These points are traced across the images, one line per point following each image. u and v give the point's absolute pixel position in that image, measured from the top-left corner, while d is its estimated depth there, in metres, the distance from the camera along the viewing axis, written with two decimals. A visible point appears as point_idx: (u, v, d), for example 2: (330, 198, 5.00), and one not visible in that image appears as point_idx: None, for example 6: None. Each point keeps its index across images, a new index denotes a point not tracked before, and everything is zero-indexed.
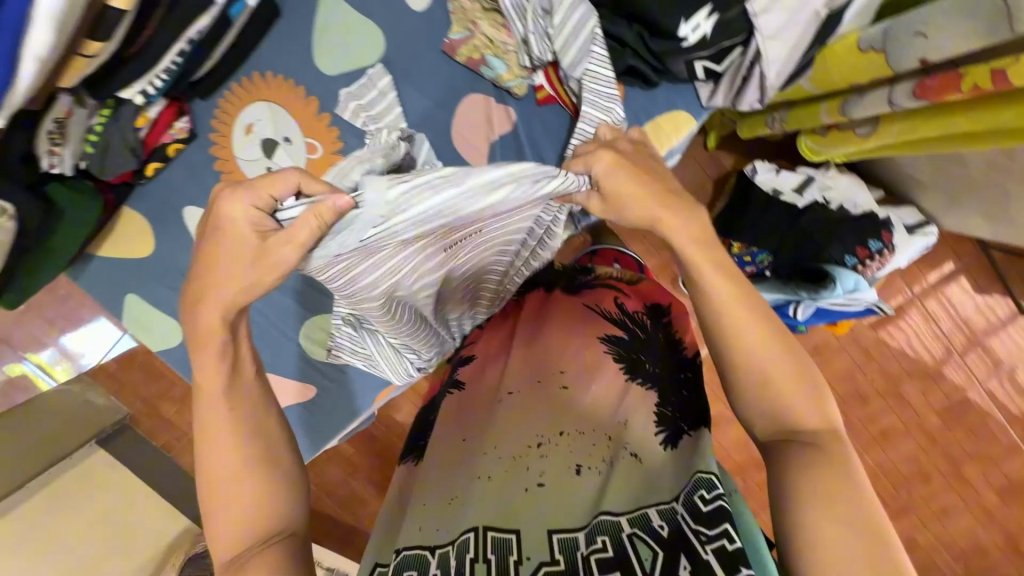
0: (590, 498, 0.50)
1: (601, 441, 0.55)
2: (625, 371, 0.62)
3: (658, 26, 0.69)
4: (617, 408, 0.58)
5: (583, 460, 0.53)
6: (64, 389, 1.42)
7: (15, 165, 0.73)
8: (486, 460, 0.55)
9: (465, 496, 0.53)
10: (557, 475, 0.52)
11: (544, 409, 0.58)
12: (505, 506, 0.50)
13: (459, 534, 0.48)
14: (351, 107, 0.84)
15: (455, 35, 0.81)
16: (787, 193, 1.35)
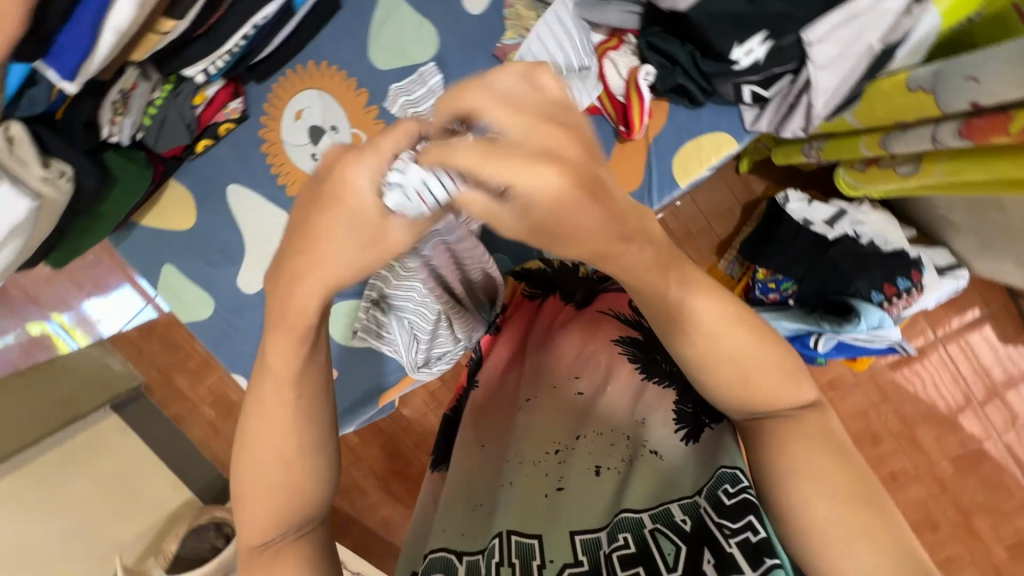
0: (610, 497, 0.51)
1: (620, 441, 0.54)
2: (640, 371, 0.58)
3: (711, 47, 0.70)
4: (633, 410, 0.55)
5: (603, 461, 0.53)
6: (89, 350, 1.47)
7: (77, 130, 0.76)
8: (508, 468, 0.57)
9: (490, 504, 0.56)
10: (577, 478, 0.53)
11: (561, 415, 0.58)
12: (527, 511, 0.52)
13: (488, 542, 0.52)
14: (400, 102, 0.87)
15: (508, 41, 0.83)
16: (817, 224, 1.33)
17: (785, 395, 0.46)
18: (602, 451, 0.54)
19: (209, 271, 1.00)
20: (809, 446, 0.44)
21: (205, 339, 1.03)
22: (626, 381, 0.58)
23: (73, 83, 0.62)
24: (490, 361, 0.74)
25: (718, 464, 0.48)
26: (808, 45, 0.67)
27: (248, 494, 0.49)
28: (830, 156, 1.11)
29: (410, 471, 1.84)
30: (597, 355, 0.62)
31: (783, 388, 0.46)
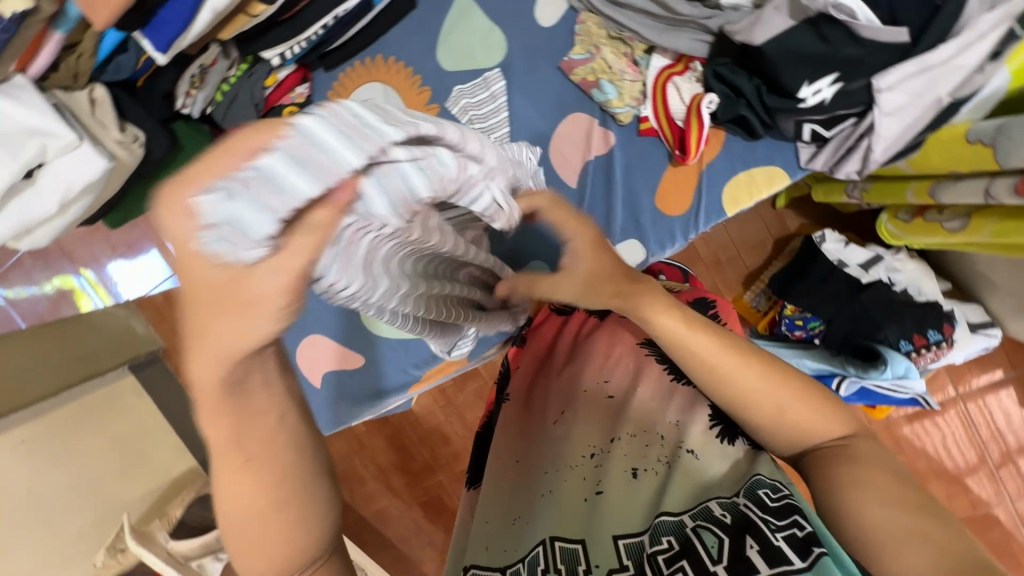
0: (648, 501, 0.53)
1: (656, 442, 0.58)
2: (670, 373, 0.64)
3: (779, 83, 0.72)
4: (663, 411, 0.60)
5: (639, 465, 0.57)
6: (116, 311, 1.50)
7: (153, 98, 0.79)
8: (547, 480, 0.60)
9: (530, 516, 0.58)
10: (614, 481, 0.56)
11: (597, 420, 0.63)
12: (570, 520, 0.54)
13: (530, 550, 0.53)
14: (462, 103, 0.88)
15: (575, 56, 0.85)
16: (852, 267, 1.32)
17: (815, 420, 0.50)
18: (639, 454, 0.58)
19: None
20: (852, 464, 0.47)
21: None
22: (656, 383, 0.63)
23: (165, 55, 0.65)
24: (515, 372, 0.76)
25: (752, 473, 0.52)
26: (878, 92, 0.67)
27: (247, 549, 0.36)
28: (874, 200, 1.10)
29: (411, 465, 1.85)
30: (626, 358, 0.67)
31: (807, 412, 0.51)
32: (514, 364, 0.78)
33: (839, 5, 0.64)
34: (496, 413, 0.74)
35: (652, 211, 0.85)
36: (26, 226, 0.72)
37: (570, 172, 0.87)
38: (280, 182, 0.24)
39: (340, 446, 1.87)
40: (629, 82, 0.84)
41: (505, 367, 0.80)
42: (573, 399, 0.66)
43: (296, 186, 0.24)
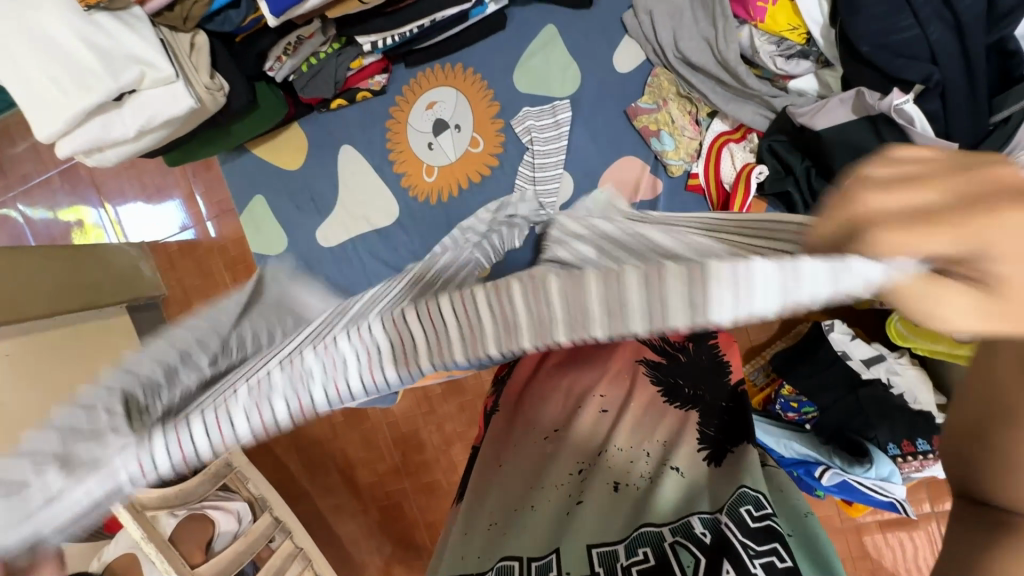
0: (628, 516, 0.56)
1: (641, 457, 0.62)
2: (662, 393, 0.68)
3: (830, 169, 0.75)
4: (651, 431, 0.65)
5: (621, 479, 0.60)
6: (129, 249, 1.53)
7: (248, 56, 0.84)
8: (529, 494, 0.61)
9: (507, 525, 0.59)
10: (597, 495, 0.58)
11: (586, 435, 0.65)
12: (547, 535, 0.55)
13: (498, 561, 0.54)
14: (527, 123, 0.94)
15: (643, 104, 0.89)
16: (854, 360, 1.31)
17: None
18: (621, 470, 0.61)
19: (297, 215, 1.07)
20: None
21: None
22: (649, 399, 0.67)
23: (277, 20, 0.70)
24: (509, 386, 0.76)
25: (736, 484, 0.56)
26: None
27: None
28: None
29: (379, 466, 1.84)
30: (621, 375, 0.70)
31: None
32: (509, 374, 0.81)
33: (900, 110, 0.65)
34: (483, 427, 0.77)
35: None
36: (102, 144, 0.76)
37: None
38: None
39: (319, 429, 1.88)
40: (687, 138, 0.89)
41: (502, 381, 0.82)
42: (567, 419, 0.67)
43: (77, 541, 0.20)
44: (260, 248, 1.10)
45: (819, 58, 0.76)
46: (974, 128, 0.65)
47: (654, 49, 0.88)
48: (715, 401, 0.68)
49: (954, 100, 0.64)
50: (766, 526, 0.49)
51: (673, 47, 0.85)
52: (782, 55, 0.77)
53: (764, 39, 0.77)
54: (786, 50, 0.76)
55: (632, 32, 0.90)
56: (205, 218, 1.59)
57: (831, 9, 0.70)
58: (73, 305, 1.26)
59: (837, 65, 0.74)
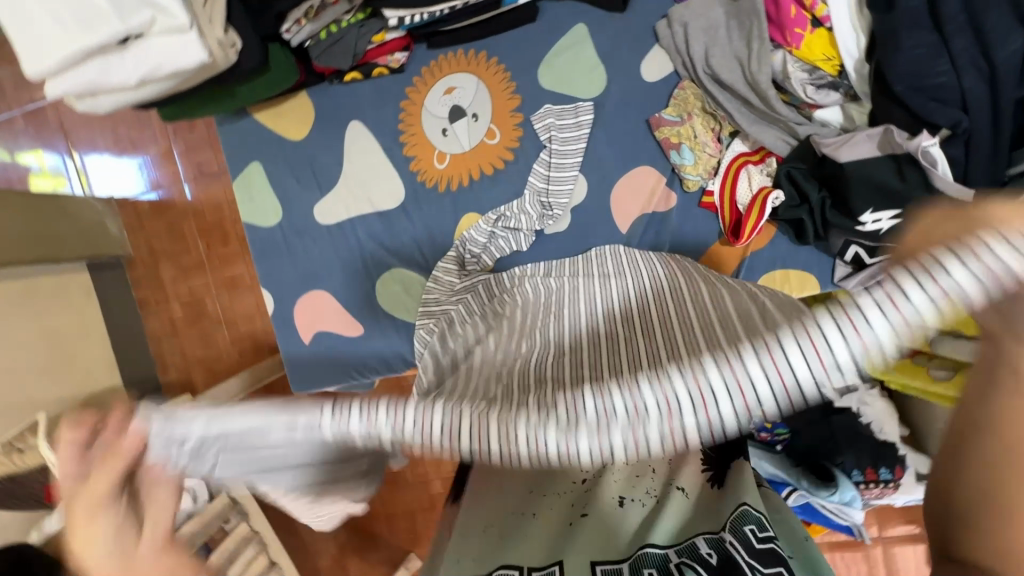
0: (634, 530, 0.54)
1: (647, 473, 0.59)
2: None
3: (845, 202, 0.76)
4: None
5: (626, 493, 0.57)
6: (93, 203, 1.49)
7: (266, 14, 0.80)
8: (530, 501, 0.60)
9: (510, 534, 0.57)
10: (603, 506, 0.56)
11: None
12: (550, 546, 0.54)
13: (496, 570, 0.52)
14: (547, 121, 0.91)
15: (667, 115, 0.88)
16: None
17: None
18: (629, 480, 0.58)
19: (297, 188, 1.02)
20: None
21: (253, 245, 1.04)
22: None
23: None
24: None
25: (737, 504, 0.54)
26: None
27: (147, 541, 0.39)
28: None
29: None
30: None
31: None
32: None
33: (926, 153, 0.67)
34: None
35: None
36: (98, 89, 0.70)
37: (626, 218, 0.92)
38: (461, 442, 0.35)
39: None
40: (708, 155, 0.87)
41: None
42: None
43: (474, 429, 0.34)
44: (252, 218, 1.05)
45: (848, 92, 0.77)
46: (992, 178, 0.67)
47: (683, 62, 0.87)
48: None
49: (977, 148, 0.65)
50: (772, 549, 0.47)
51: (703, 62, 0.84)
52: (812, 83, 0.77)
53: (798, 66, 0.77)
54: (818, 79, 0.76)
55: (664, 43, 0.89)
56: (183, 180, 1.53)
57: (868, 42, 0.71)
58: (35, 254, 1.28)
59: (865, 100, 0.75)
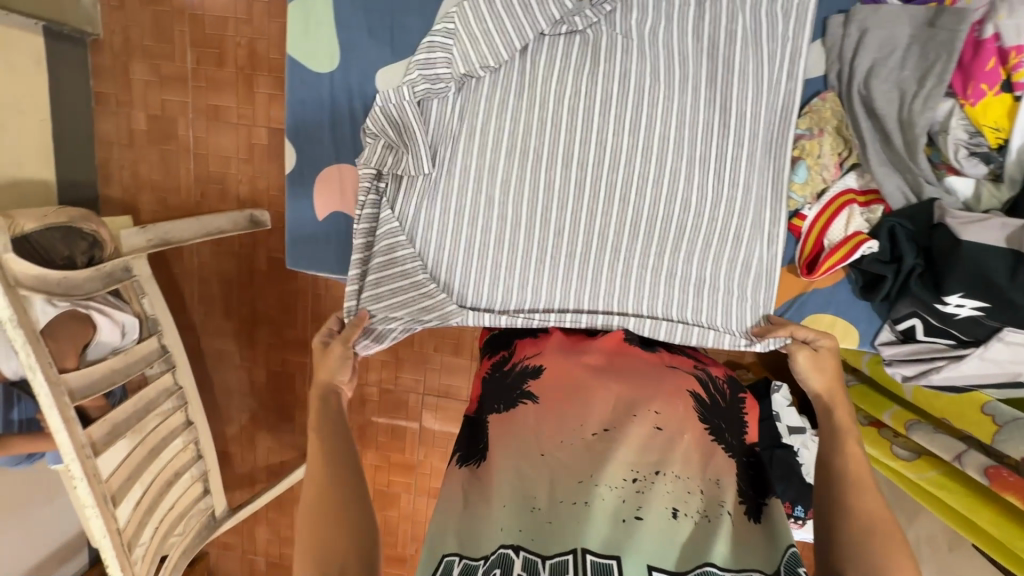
0: (686, 543, 0.55)
1: (696, 493, 0.59)
2: (709, 432, 0.66)
3: (939, 279, 0.74)
4: (704, 465, 0.61)
5: (680, 506, 0.57)
6: None
7: None
8: (577, 484, 0.58)
9: (552, 515, 0.56)
10: (656, 514, 0.56)
11: (639, 446, 0.61)
12: (603, 534, 0.54)
13: (553, 553, 0.52)
14: (671, 75, 0.82)
15: (799, 129, 0.82)
16: (782, 424, 1.46)
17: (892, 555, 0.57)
18: (680, 496, 0.58)
19: (369, 43, 0.89)
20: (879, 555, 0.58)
21: (291, 93, 0.92)
22: (699, 435, 0.64)
23: None
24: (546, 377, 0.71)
25: (781, 544, 0.55)
26: (997, 339, 0.73)
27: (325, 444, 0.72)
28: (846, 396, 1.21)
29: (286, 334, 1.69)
30: (674, 397, 0.68)
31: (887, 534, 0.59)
32: (546, 366, 0.74)
33: None
34: (510, 406, 0.68)
35: None
36: None
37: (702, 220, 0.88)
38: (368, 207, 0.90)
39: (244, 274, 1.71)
40: (822, 177, 0.82)
41: (530, 364, 0.74)
42: (619, 422, 0.64)
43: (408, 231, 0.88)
44: (297, 54, 0.91)
45: (994, 169, 0.72)
46: None
47: (839, 71, 0.80)
48: (744, 447, 0.68)
49: None
50: None
51: (861, 80, 0.77)
52: (967, 149, 0.72)
53: (961, 123, 0.71)
54: (973, 146, 0.71)
55: (828, 41, 0.80)
56: None
57: None
58: None
59: (1008, 186, 0.71)
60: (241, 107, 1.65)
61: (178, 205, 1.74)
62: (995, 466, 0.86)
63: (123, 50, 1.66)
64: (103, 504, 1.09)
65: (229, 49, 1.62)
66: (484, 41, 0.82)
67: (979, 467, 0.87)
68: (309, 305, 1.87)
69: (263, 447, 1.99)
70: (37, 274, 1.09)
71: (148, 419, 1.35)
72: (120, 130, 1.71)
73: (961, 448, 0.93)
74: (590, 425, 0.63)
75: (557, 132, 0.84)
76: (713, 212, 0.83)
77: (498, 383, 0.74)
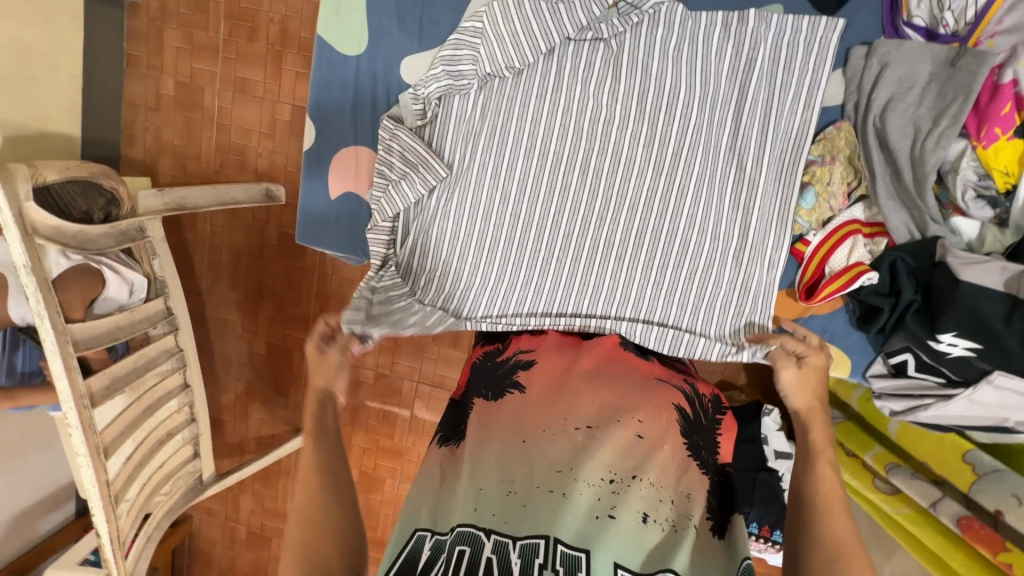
0: (653, 549, 0.56)
1: (666, 502, 0.60)
2: (688, 448, 0.67)
3: (934, 317, 0.74)
4: (678, 476, 0.63)
5: (650, 512, 0.58)
6: None
7: None
8: (554, 475, 0.59)
9: (527, 500, 0.57)
10: (628, 517, 0.57)
11: (619, 449, 0.62)
12: (576, 526, 0.55)
13: (524, 536, 0.53)
14: (687, 91, 0.83)
15: (811, 155, 0.82)
16: (769, 447, 1.45)
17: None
18: (652, 502, 0.59)
19: (396, 31, 0.91)
20: None
21: (317, 70, 0.94)
22: (677, 447, 0.66)
23: None
24: (538, 372, 0.73)
25: (738, 557, 0.58)
26: (987, 381, 0.73)
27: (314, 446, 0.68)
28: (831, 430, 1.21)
29: None
30: (659, 410, 0.69)
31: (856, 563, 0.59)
32: (538, 363, 0.76)
33: None
34: (499, 395, 0.70)
35: None
36: None
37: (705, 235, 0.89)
38: (379, 192, 0.90)
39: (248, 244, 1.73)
40: (829, 207, 0.83)
41: (523, 359, 0.77)
42: (603, 421, 0.66)
43: (419, 221, 0.90)
44: (325, 34, 0.93)
45: (999, 214, 0.73)
46: None
47: (856, 102, 0.80)
48: (718, 466, 0.69)
49: None
50: None
51: (877, 113, 0.78)
52: (975, 190, 0.73)
53: (971, 164, 0.72)
54: (981, 187, 0.72)
55: (849, 70, 0.80)
56: None
57: None
58: None
59: (1012, 232, 0.71)
60: (268, 81, 1.68)
61: (197, 173, 1.77)
62: (968, 517, 0.86)
63: (160, 16, 1.69)
64: (96, 454, 1.12)
65: (261, 24, 1.65)
66: (510, 41, 0.83)
67: (953, 515, 0.88)
68: (314, 282, 1.89)
69: (256, 419, 2.02)
70: (54, 225, 1.11)
71: (145, 377, 1.37)
72: (147, 93, 1.74)
73: (937, 494, 0.94)
74: (572, 425, 0.64)
75: (577, 139, 0.86)
76: (716, 231, 0.85)
77: (490, 374, 0.76)
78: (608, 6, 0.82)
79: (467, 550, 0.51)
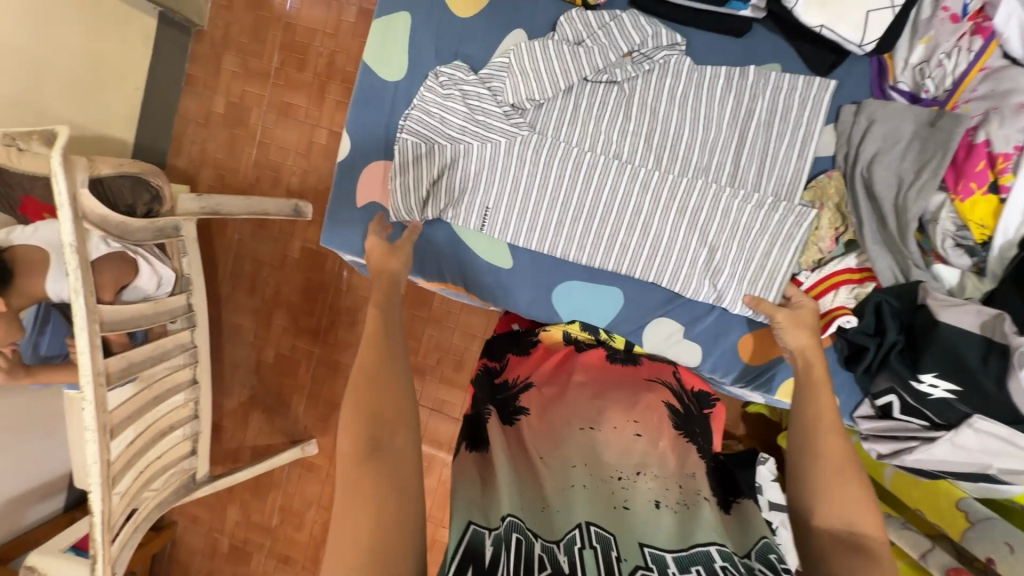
0: (676, 527, 0.59)
1: (675, 488, 0.64)
2: (681, 432, 0.73)
3: (917, 357, 0.78)
4: (670, 476, 0.65)
5: (661, 499, 0.62)
6: None
7: None
8: (574, 472, 0.63)
9: (556, 508, 0.60)
10: (641, 505, 0.60)
11: (620, 447, 0.66)
12: (601, 515, 0.58)
13: (563, 534, 0.56)
14: (691, 133, 0.91)
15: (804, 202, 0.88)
16: (764, 497, 1.42)
17: None
18: (661, 489, 0.63)
19: (433, 62, 1.01)
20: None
21: (359, 87, 1.05)
22: (668, 452, 0.68)
23: None
24: (535, 393, 0.77)
25: (753, 535, 0.61)
26: (966, 425, 0.76)
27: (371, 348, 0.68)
28: None
29: None
30: (650, 417, 0.72)
31: None
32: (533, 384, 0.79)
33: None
34: (502, 420, 0.73)
35: (731, 345, 0.97)
36: None
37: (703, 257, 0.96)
38: None
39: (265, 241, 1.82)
40: (818, 250, 0.88)
41: (520, 383, 0.80)
42: (598, 418, 0.70)
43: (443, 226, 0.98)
44: (371, 61, 1.04)
45: (977, 263, 0.80)
46: None
47: (846, 154, 0.87)
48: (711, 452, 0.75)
49: None
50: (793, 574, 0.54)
51: (864, 164, 0.84)
52: (954, 240, 0.79)
53: (950, 216, 0.79)
54: (960, 238, 0.79)
55: (839, 126, 0.88)
56: None
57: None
58: None
59: (990, 279, 0.78)
60: (310, 107, 1.82)
61: (233, 185, 1.89)
62: (955, 568, 0.85)
63: (221, 43, 1.86)
64: (102, 432, 1.16)
65: (311, 57, 1.81)
66: (535, 77, 0.91)
67: (940, 566, 0.87)
68: (329, 297, 1.97)
69: (255, 428, 2.04)
70: (101, 214, 1.21)
71: (157, 368, 1.41)
72: (200, 109, 1.89)
73: (927, 545, 0.92)
74: (574, 430, 0.68)
75: (583, 174, 0.93)
76: (712, 260, 0.92)
77: (492, 396, 0.78)
78: (623, 54, 0.91)
79: (521, 540, 0.53)
